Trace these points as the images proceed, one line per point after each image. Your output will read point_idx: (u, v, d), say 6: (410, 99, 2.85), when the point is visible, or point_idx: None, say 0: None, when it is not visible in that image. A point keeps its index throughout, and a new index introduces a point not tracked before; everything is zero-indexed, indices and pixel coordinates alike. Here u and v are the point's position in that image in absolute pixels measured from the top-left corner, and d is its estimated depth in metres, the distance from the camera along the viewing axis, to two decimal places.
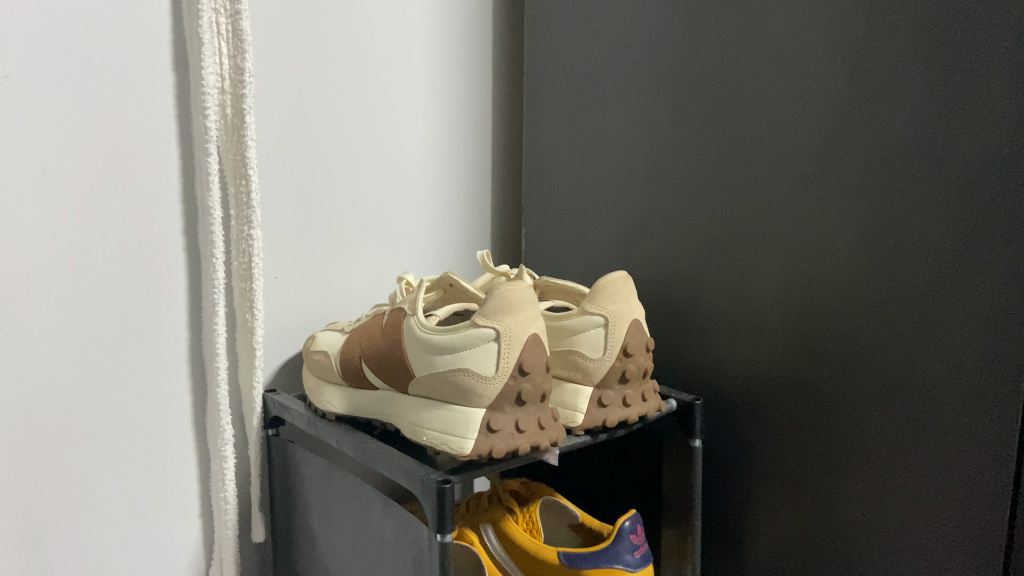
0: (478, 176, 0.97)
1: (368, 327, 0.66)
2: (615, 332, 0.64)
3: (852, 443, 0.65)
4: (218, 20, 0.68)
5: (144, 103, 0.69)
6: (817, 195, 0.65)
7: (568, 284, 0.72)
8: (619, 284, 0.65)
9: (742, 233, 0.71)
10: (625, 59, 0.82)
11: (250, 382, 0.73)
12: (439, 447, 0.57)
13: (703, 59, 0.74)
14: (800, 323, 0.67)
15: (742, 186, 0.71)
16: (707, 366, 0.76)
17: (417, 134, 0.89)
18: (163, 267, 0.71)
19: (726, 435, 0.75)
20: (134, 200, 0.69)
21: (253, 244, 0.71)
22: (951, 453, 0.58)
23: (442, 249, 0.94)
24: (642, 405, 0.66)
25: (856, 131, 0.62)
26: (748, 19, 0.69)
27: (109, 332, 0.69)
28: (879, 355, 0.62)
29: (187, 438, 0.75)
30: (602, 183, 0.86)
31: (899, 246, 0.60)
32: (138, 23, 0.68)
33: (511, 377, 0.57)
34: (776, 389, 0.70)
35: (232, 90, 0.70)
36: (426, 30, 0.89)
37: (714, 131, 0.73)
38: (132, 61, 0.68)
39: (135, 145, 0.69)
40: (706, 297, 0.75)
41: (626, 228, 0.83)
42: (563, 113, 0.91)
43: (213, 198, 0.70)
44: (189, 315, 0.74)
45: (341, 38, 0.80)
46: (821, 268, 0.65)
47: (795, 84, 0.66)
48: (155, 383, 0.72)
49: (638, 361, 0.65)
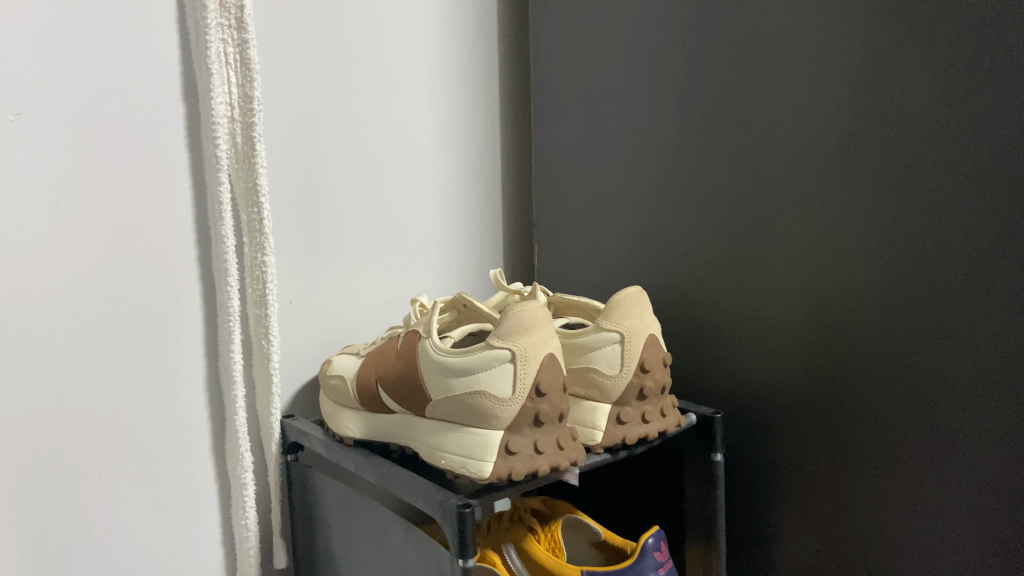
0: (489, 192, 0.97)
1: (383, 350, 0.66)
2: (632, 348, 0.64)
3: (869, 449, 0.64)
4: (226, 50, 0.69)
5: (155, 136, 0.69)
6: (828, 201, 0.65)
7: (582, 301, 0.72)
8: (634, 299, 0.65)
9: (754, 239, 0.71)
10: (632, 69, 0.82)
11: (268, 409, 0.73)
12: (458, 470, 0.57)
13: (707, 70, 0.74)
14: (817, 330, 0.66)
15: (754, 193, 0.71)
16: (725, 377, 0.75)
17: (427, 153, 0.89)
18: (179, 296, 0.72)
19: (747, 447, 0.74)
20: (147, 231, 0.69)
21: (267, 271, 0.72)
22: (965, 451, 0.58)
23: (455, 267, 0.94)
24: (661, 421, 0.65)
25: (865, 138, 0.62)
26: (754, 27, 0.69)
27: (126, 365, 0.69)
28: (896, 360, 0.61)
29: (208, 466, 0.75)
30: (613, 196, 0.86)
31: (915, 252, 0.59)
32: (146, 56, 0.68)
33: (529, 399, 0.57)
34: (794, 397, 0.69)
35: (242, 118, 0.70)
36: (433, 48, 0.89)
37: (724, 140, 0.73)
38: (143, 93, 0.68)
39: (147, 177, 0.69)
40: (721, 307, 0.75)
41: (637, 240, 0.83)
42: (572, 126, 0.91)
43: (226, 227, 0.70)
44: (206, 343, 0.74)
45: (350, 60, 0.80)
46: (837, 274, 0.64)
47: (802, 89, 0.66)
48: (174, 414, 0.72)
49: (656, 377, 0.64)
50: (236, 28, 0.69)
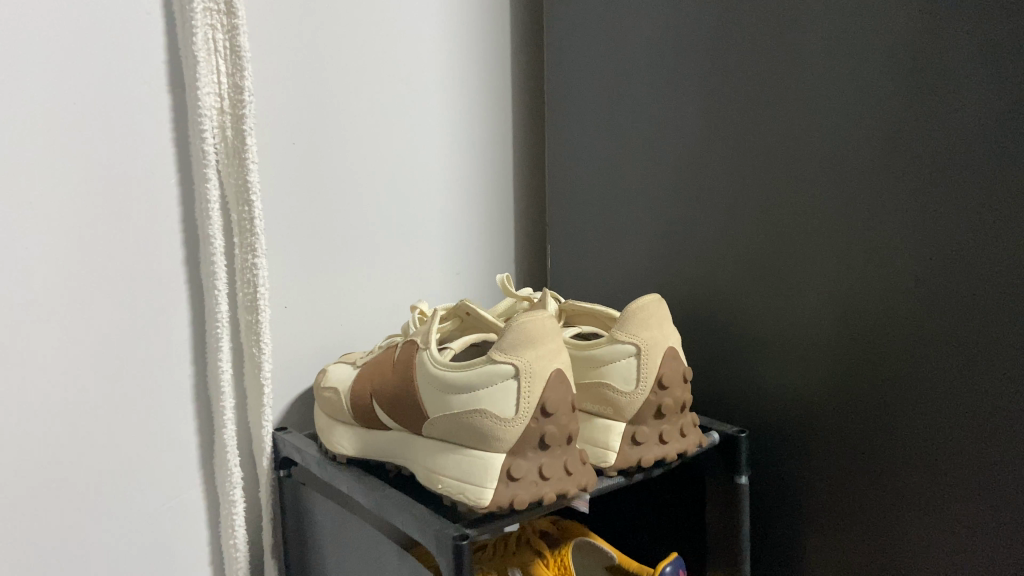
0: (500, 190, 0.92)
1: (380, 362, 0.61)
2: (649, 362, 0.58)
3: (909, 470, 0.58)
4: (215, 37, 0.64)
5: (139, 130, 0.65)
6: (867, 202, 0.59)
7: (596, 309, 0.67)
8: (652, 309, 0.59)
9: (783, 242, 0.65)
10: (652, 59, 0.76)
11: (258, 422, 0.68)
12: (455, 496, 0.52)
13: (732, 58, 0.68)
14: (853, 342, 0.60)
15: (784, 192, 0.65)
16: (750, 390, 0.69)
17: (432, 148, 0.84)
18: (165, 301, 0.67)
19: (773, 467, 0.68)
20: (130, 232, 0.65)
21: (258, 274, 0.67)
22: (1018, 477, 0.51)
23: (463, 269, 0.89)
24: (681, 442, 0.59)
25: (906, 133, 0.56)
26: (784, 12, 0.63)
27: (107, 375, 0.64)
28: (940, 376, 0.55)
29: (196, 481, 0.71)
30: (629, 195, 0.80)
31: (963, 256, 0.53)
32: (129, 44, 0.64)
33: (533, 419, 0.51)
34: (825, 412, 0.63)
35: (232, 110, 0.66)
36: (440, 38, 0.84)
37: (750, 134, 0.67)
38: (124, 85, 0.64)
39: (130, 174, 0.64)
40: (746, 314, 0.69)
41: (657, 241, 0.78)
42: (586, 120, 0.86)
43: (214, 227, 0.65)
44: (194, 351, 0.69)
45: (350, 48, 0.75)
46: (876, 279, 0.58)
47: (840, 78, 0.60)
48: (160, 425, 0.68)
49: (676, 394, 0.59)
50: (226, 13, 0.64)
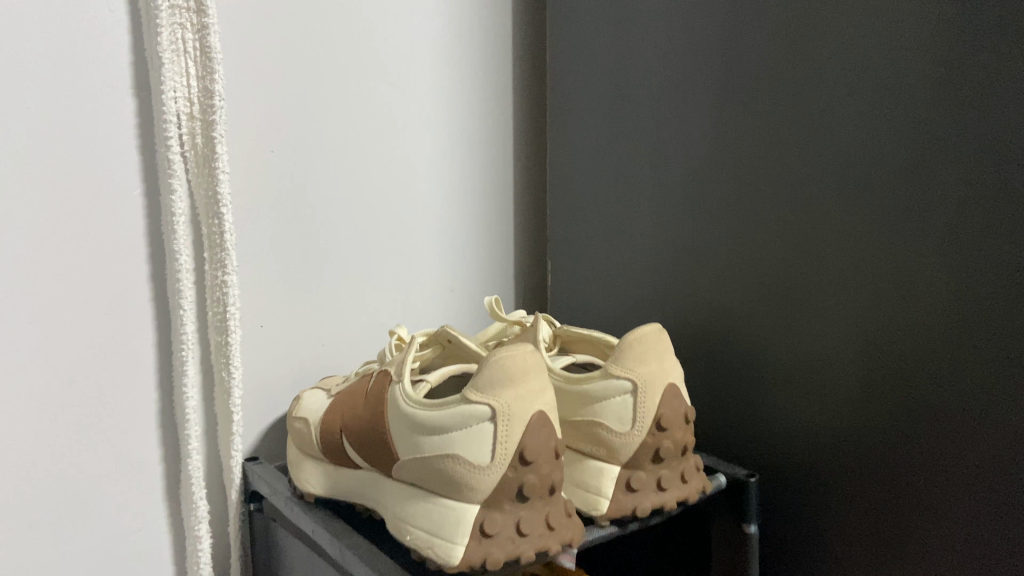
0: (500, 202, 0.87)
1: (352, 393, 0.56)
2: (647, 401, 0.52)
3: (933, 495, 0.53)
4: (184, 36, 0.59)
5: (100, 136, 0.60)
6: (897, 229, 0.53)
7: (592, 335, 0.61)
8: (651, 340, 0.53)
9: (802, 267, 0.60)
10: (664, 64, 0.71)
11: (227, 452, 0.64)
12: (423, 551, 0.46)
13: (749, 65, 0.63)
14: (880, 378, 0.55)
15: (806, 213, 0.59)
16: (760, 416, 0.64)
17: (426, 156, 0.79)
18: (128, 320, 0.62)
19: (785, 504, 0.63)
20: (88, 246, 0.60)
21: (229, 292, 0.62)
22: None
23: (458, 285, 0.84)
24: (682, 489, 0.53)
25: (933, 148, 0.51)
26: (803, 17, 0.58)
27: (61, 400, 0.59)
28: (974, 423, 0.50)
29: (161, 512, 0.66)
30: (637, 212, 0.76)
31: (996, 262, 0.48)
32: (91, 44, 0.59)
33: (511, 468, 0.46)
34: (843, 436, 0.58)
35: (202, 116, 0.61)
36: (435, 37, 0.78)
37: (767, 148, 0.62)
38: (85, 86, 0.59)
39: (90, 183, 0.59)
40: (756, 330, 0.64)
41: (666, 260, 0.73)
42: (594, 128, 0.81)
43: (180, 241, 0.61)
44: (159, 374, 0.64)
45: (337, 48, 0.70)
46: (898, 289, 0.54)
47: (868, 90, 0.54)
48: (122, 454, 0.63)
49: (676, 436, 0.53)
50: (196, 11, 0.59)
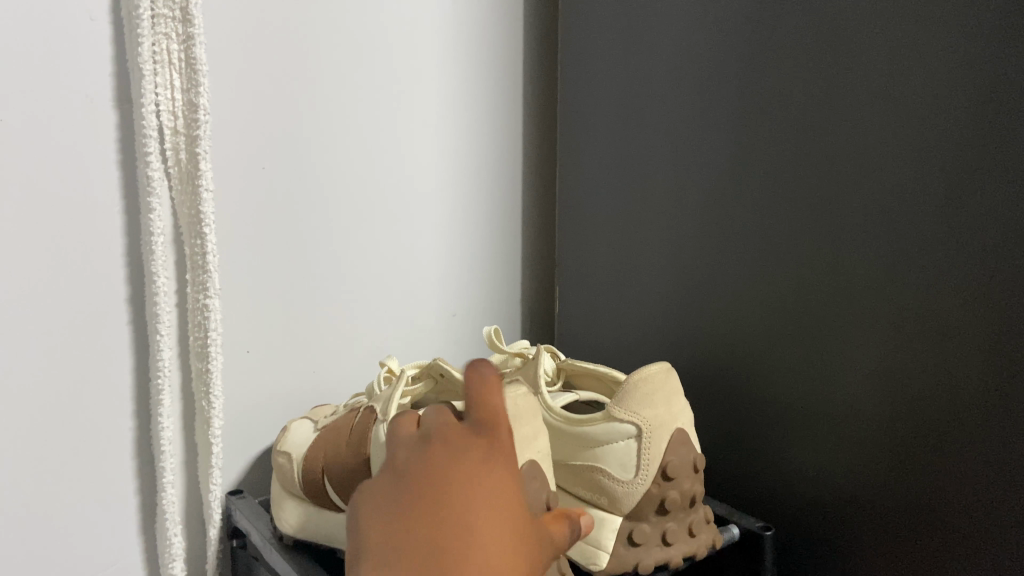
0: (506, 223, 0.84)
1: (336, 428, 0.52)
2: (652, 447, 0.48)
3: (970, 541, 0.49)
4: (169, 47, 0.56)
5: (79, 151, 0.56)
6: (924, 272, 0.50)
7: (597, 369, 0.57)
8: (658, 381, 0.49)
9: (820, 308, 0.57)
10: (683, 83, 0.68)
11: (206, 485, 0.60)
12: None
13: (776, 85, 0.59)
14: (905, 424, 0.52)
15: (829, 247, 0.56)
16: (781, 460, 0.61)
17: (428, 175, 0.75)
18: (103, 343, 0.59)
19: (813, 553, 0.59)
20: (62, 268, 0.56)
21: (210, 316, 0.59)
22: None
23: (460, 309, 0.80)
24: (689, 543, 0.48)
25: (976, 177, 0.47)
26: (830, 38, 0.55)
27: (29, 429, 0.56)
28: (1013, 469, 0.47)
29: (135, 545, 0.62)
30: (650, 237, 0.72)
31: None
32: (70, 55, 0.55)
33: None
34: (869, 482, 0.55)
35: (186, 131, 0.57)
36: (440, 51, 0.75)
37: (790, 173, 0.59)
38: (61, 99, 0.55)
39: (66, 201, 0.56)
40: (772, 372, 0.61)
41: (681, 289, 0.69)
42: (605, 147, 0.78)
43: (158, 262, 0.57)
44: (136, 401, 0.61)
45: (334, 62, 0.67)
46: (921, 327, 0.51)
47: (903, 113, 0.51)
48: (94, 485, 0.59)
49: (684, 486, 0.48)
50: (181, 21, 0.56)
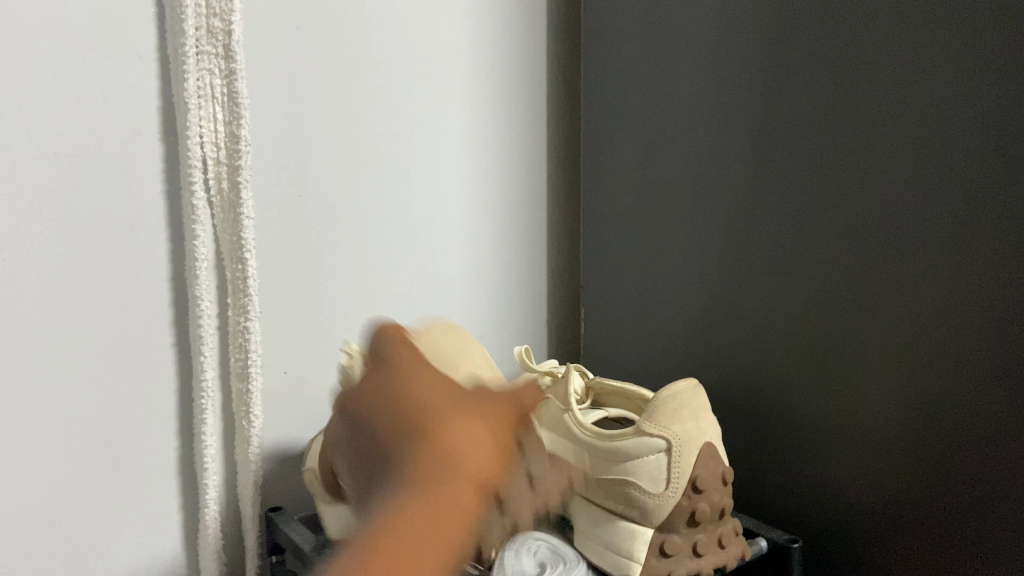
0: (531, 247, 0.86)
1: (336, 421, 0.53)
2: (682, 460, 0.50)
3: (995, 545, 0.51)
4: (212, 82, 0.59)
5: (128, 181, 0.59)
6: (942, 286, 0.52)
7: (627, 388, 0.59)
8: (686, 397, 0.51)
9: (836, 339, 0.59)
10: (703, 109, 0.70)
11: (246, 501, 0.62)
12: None
13: (794, 111, 0.61)
14: (926, 433, 0.54)
15: (848, 265, 0.58)
16: (806, 472, 0.62)
17: (456, 201, 0.78)
18: (148, 365, 0.61)
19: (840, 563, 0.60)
20: (111, 291, 0.59)
21: (250, 338, 0.61)
22: None
23: (487, 331, 0.82)
24: (719, 555, 0.50)
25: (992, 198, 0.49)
26: (846, 65, 0.57)
27: (80, 446, 0.58)
28: None
29: (176, 561, 0.64)
30: (673, 258, 0.74)
31: None
32: (121, 90, 0.58)
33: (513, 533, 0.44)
34: (892, 490, 0.56)
35: (228, 161, 0.60)
36: (466, 81, 0.77)
37: (810, 194, 0.61)
38: (111, 131, 0.58)
39: (116, 229, 0.59)
40: (796, 386, 0.63)
41: (705, 307, 0.71)
42: (626, 172, 0.80)
43: (201, 286, 0.60)
44: (179, 420, 0.63)
45: (365, 93, 0.69)
46: (940, 340, 0.53)
47: (917, 136, 0.53)
48: (140, 501, 0.61)
49: (714, 499, 0.50)
50: (224, 57, 0.59)
